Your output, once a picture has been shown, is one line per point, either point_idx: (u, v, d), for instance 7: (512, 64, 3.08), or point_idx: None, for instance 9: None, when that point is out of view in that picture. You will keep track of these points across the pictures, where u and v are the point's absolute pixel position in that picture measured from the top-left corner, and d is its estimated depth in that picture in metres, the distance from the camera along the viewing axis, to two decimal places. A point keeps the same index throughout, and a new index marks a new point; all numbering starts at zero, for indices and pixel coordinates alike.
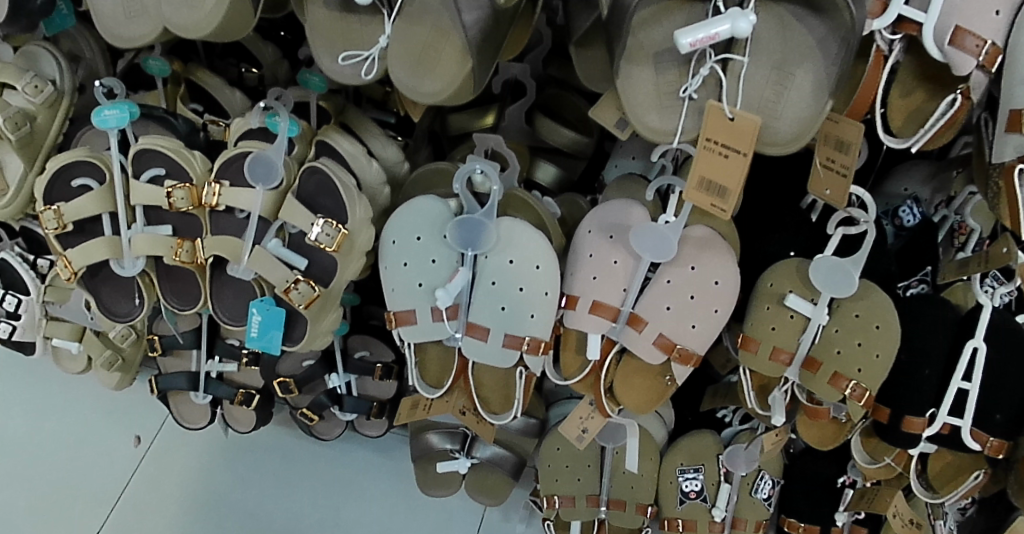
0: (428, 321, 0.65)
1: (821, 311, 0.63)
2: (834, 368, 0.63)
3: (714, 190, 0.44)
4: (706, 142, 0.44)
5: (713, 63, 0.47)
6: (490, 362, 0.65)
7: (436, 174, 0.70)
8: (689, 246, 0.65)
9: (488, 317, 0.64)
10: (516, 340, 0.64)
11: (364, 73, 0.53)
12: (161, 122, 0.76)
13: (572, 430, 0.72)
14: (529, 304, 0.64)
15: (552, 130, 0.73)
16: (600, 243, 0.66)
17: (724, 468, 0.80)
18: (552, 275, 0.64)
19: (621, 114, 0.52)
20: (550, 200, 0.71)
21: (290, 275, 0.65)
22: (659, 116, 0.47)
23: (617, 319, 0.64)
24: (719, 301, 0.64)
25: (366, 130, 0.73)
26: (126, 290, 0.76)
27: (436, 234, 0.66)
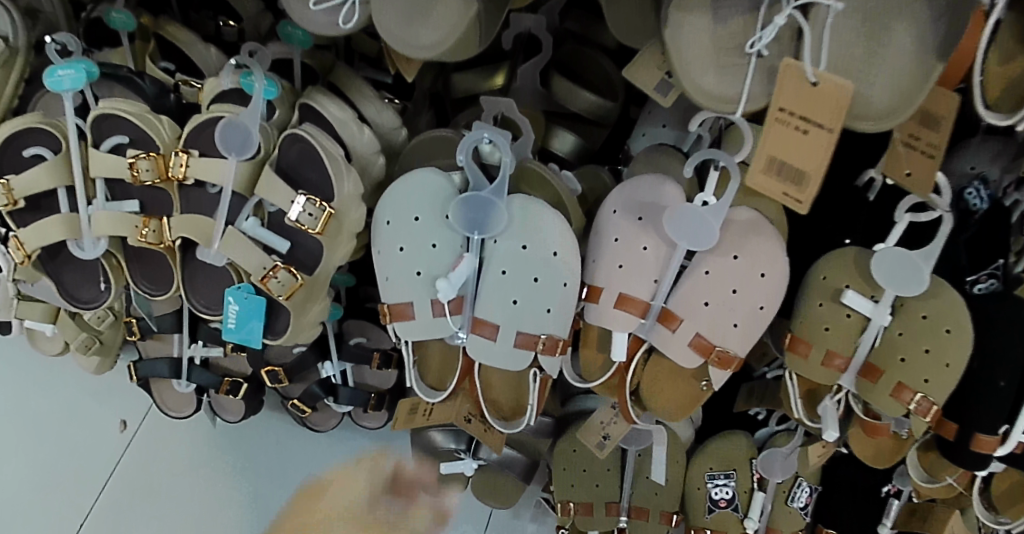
0: (427, 317, 0.56)
1: (884, 311, 0.54)
2: (897, 376, 0.54)
3: (786, 173, 0.40)
4: (779, 113, 0.39)
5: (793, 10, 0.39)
6: (498, 363, 0.56)
7: (435, 142, 0.60)
8: (732, 231, 0.55)
9: (497, 311, 0.55)
10: (530, 339, 0.55)
11: (343, 22, 0.44)
12: (126, 83, 0.66)
13: (592, 436, 0.65)
14: (545, 297, 0.56)
15: (570, 93, 0.64)
16: (628, 226, 0.56)
17: (758, 474, 0.72)
18: (571, 263, 0.56)
19: (665, 74, 0.45)
20: (569, 174, 0.61)
21: (268, 261, 0.57)
22: (715, 77, 0.41)
23: (646, 315, 0.56)
24: (765, 295, 0.55)
25: (356, 91, 0.63)
26: (90, 275, 0.68)
27: (438, 214, 0.57)
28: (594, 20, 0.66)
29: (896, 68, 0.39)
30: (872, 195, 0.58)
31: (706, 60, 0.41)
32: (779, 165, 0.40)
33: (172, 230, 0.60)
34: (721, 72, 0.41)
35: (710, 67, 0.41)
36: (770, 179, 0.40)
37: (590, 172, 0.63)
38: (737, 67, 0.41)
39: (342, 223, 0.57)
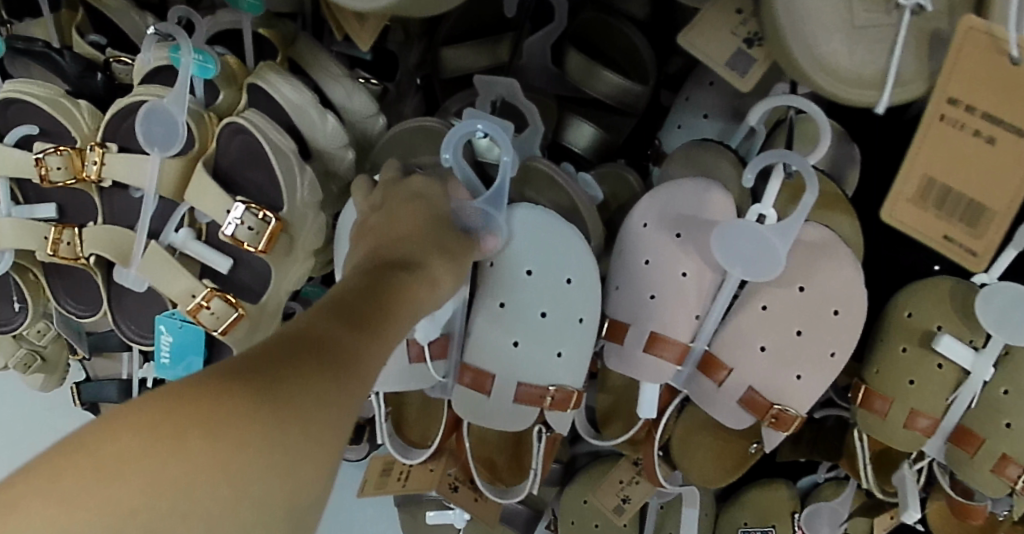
0: (402, 364, 0.45)
1: (987, 363, 0.42)
2: (1001, 447, 0.42)
3: (951, 204, 0.29)
4: (943, 110, 0.28)
5: None
6: (488, 422, 0.46)
7: (418, 133, 0.47)
8: (795, 255, 0.43)
9: (495, 355, 0.44)
10: (533, 393, 0.44)
11: None
12: (42, 60, 0.54)
13: (609, 498, 0.55)
14: (554, 337, 0.44)
15: (589, 73, 0.51)
16: (662, 245, 0.44)
17: (801, 530, 0.61)
18: (584, 292, 0.43)
19: (744, 42, 0.35)
20: (587, 177, 0.47)
21: (197, 287, 0.45)
22: (846, 45, 0.30)
23: (683, 361, 0.44)
24: (837, 339, 0.43)
25: (320, 69, 0.50)
26: (1, 293, 0.57)
27: None
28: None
29: None
30: None
31: (818, 20, 0.30)
32: (939, 190, 0.29)
33: (84, 247, 0.49)
34: (851, 42, 0.30)
35: (836, 28, 0.30)
36: (921, 215, 0.30)
37: (612, 172, 0.50)
38: (881, 32, 0.31)
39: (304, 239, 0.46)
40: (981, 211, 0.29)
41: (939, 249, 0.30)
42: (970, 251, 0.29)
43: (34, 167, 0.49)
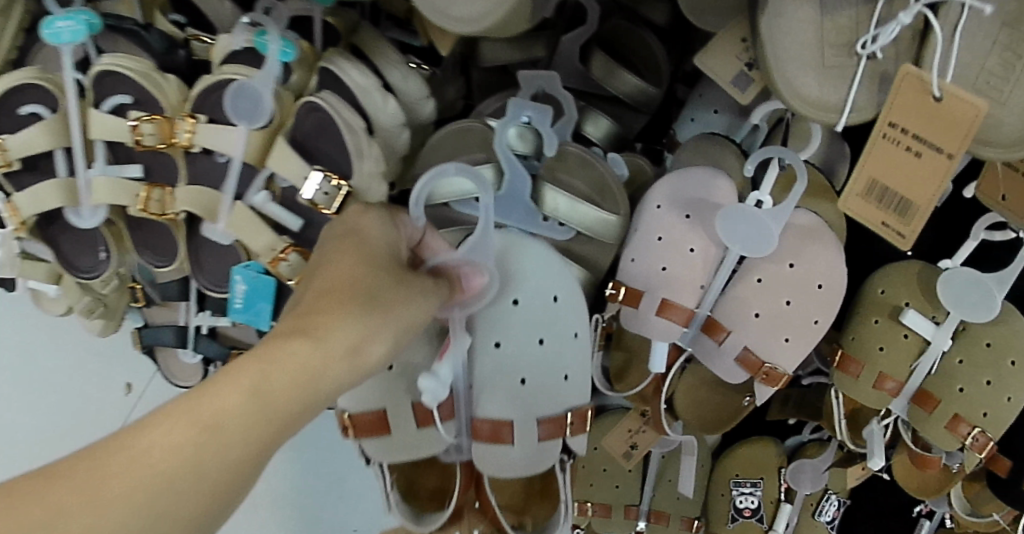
0: (408, 428, 0.46)
1: (946, 335, 0.49)
2: (954, 408, 0.50)
3: (888, 199, 0.36)
4: (887, 126, 0.35)
5: (921, 9, 0.34)
6: (524, 469, 0.46)
7: (458, 138, 0.50)
8: (788, 236, 0.50)
9: (507, 402, 0.46)
10: (554, 422, 0.47)
11: None
12: (131, 36, 0.61)
13: (619, 445, 0.63)
14: (560, 361, 0.48)
15: (613, 74, 0.57)
16: (673, 224, 0.51)
17: (786, 483, 0.69)
18: (564, 318, 0.48)
19: (744, 65, 0.42)
20: (615, 156, 0.54)
21: (277, 242, 0.53)
22: (817, 81, 0.36)
23: (689, 325, 0.51)
24: (820, 308, 0.50)
25: (380, 55, 0.56)
26: (87, 243, 0.64)
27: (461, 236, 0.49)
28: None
29: None
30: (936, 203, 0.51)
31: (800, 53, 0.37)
32: (879, 189, 0.36)
33: (174, 203, 0.56)
34: (821, 78, 0.36)
35: (810, 68, 0.36)
36: (865, 206, 0.37)
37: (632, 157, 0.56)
38: (843, 71, 0.36)
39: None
40: (909, 206, 0.35)
41: (877, 232, 0.37)
42: (898, 236, 0.36)
43: (130, 132, 0.57)
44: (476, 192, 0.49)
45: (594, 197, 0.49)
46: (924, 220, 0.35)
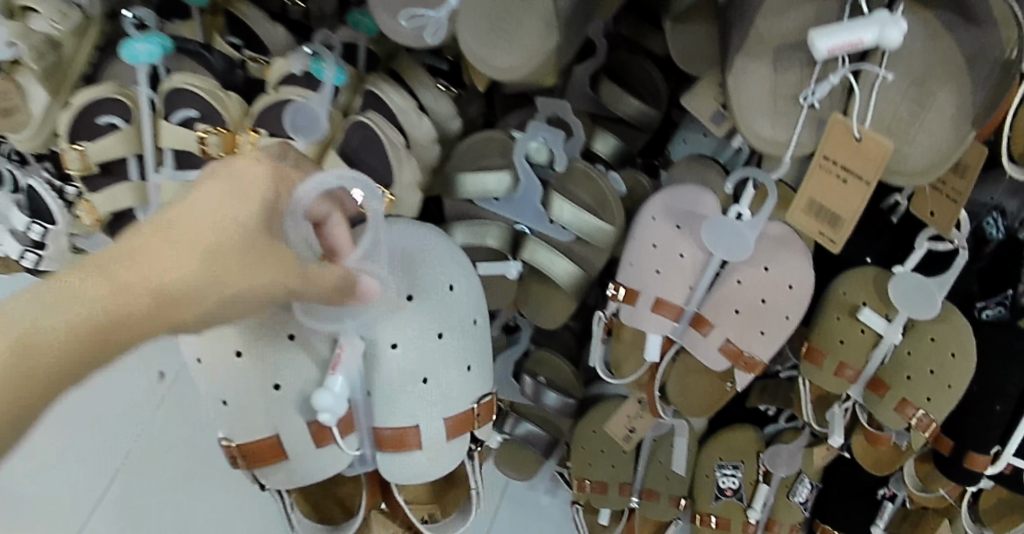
0: (308, 447, 0.51)
1: (896, 330, 0.58)
2: (902, 393, 0.58)
3: (823, 215, 0.47)
4: (822, 160, 0.45)
5: (846, 71, 0.44)
6: (422, 477, 0.53)
7: (483, 144, 0.57)
8: (763, 244, 0.58)
9: (411, 408, 0.51)
10: (463, 417, 0.53)
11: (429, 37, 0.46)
12: (196, 56, 0.69)
13: (619, 429, 0.73)
14: (464, 354, 0.53)
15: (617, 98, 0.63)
16: (666, 232, 0.60)
17: (764, 467, 0.77)
18: (456, 312, 0.53)
19: (720, 106, 0.51)
20: (615, 175, 0.62)
21: None
22: (770, 122, 0.46)
23: (679, 319, 0.60)
24: (790, 306, 0.59)
25: (416, 80, 0.64)
26: None
27: (478, 233, 0.59)
28: (645, 25, 0.63)
29: (937, 133, 0.44)
30: (895, 217, 0.60)
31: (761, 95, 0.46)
32: (817, 207, 0.47)
33: None
34: (775, 120, 0.46)
35: (766, 112, 0.46)
36: (807, 220, 0.48)
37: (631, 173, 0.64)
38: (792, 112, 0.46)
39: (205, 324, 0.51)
40: (838, 218, 0.46)
41: (815, 239, 0.48)
42: (830, 241, 0.47)
43: (197, 142, 0.64)
44: (496, 193, 0.57)
45: (595, 209, 0.56)
46: (849, 228, 0.46)
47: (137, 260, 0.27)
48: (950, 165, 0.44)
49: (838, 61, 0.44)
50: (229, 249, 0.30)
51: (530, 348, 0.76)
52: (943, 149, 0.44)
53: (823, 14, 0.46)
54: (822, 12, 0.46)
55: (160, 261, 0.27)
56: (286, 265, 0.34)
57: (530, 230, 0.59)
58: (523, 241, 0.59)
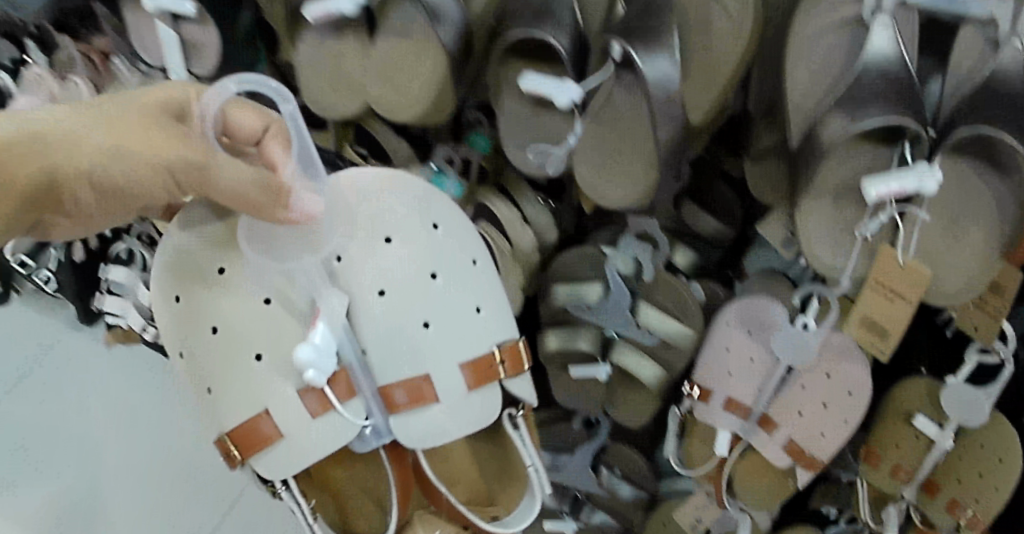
0: (308, 422, 0.60)
1: (947, 436, 0.62)
2: (953, 494, 0.63)
3: (876, 329, 0.58)
4: (876, 281, 0.56)
5: (893, 211, 0.55)
6: (438, 437, 0.63)
7: (579, 257, 0.67)
8: (825, 352, 0.66)
9: (417, 361, 0.62)
10: (472, 366, 0.63)
11: (554, 170, 0.61)
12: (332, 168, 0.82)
13: (687, 519, 0.79)
14: (468, 298, 0.64)
15: (695, 216, 0.67)
16: (739, 339, 0.67)
17: None
18: (403, 233, 0.63)
19: (788, 233, 0.64)
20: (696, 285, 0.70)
21: None
22: (830, 248, 0.59)
23: (747, 418, 0.67)
24: (850, 411, 0.65)
25: (520, 194, 0.70)
26: None
27: (573, 335, 0.68)
28: (723, 150, 0.67)
29: (969, 262, 0.54)
30: (949, 331, 0.66)
31: (820, 223, 0.59)
32: (870, 321, 0.58)
33: None
34: (834, 240, 0.59)
35: (824, 238, 0.59)
36: (864, 333, 0.59)
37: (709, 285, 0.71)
38: (846, 239, 0.58)
39: (186, 310, 0.63)
40: (888, 331, 0.57)
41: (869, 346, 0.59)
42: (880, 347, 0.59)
43: None
44: (588, 300, 0.66)
45: (677, 314, 0.64)
46: (897, 337, 0.58)
47: (45, 129, 0.44)
48: (978, 289, 0.54)
49: (886, 204, 0.55)
50: (133, 139, 0.47)
51: (608, 442, 0.82)
52: (972, 274, 0.54)
53: (875, 164, 0.57)
54: (874, 162, 0.57)
55: (76, 133, 0.45)
56: (177, 154, 0.48)
57: (618, 334, 0.67)
58: (612, 343, 0.68)
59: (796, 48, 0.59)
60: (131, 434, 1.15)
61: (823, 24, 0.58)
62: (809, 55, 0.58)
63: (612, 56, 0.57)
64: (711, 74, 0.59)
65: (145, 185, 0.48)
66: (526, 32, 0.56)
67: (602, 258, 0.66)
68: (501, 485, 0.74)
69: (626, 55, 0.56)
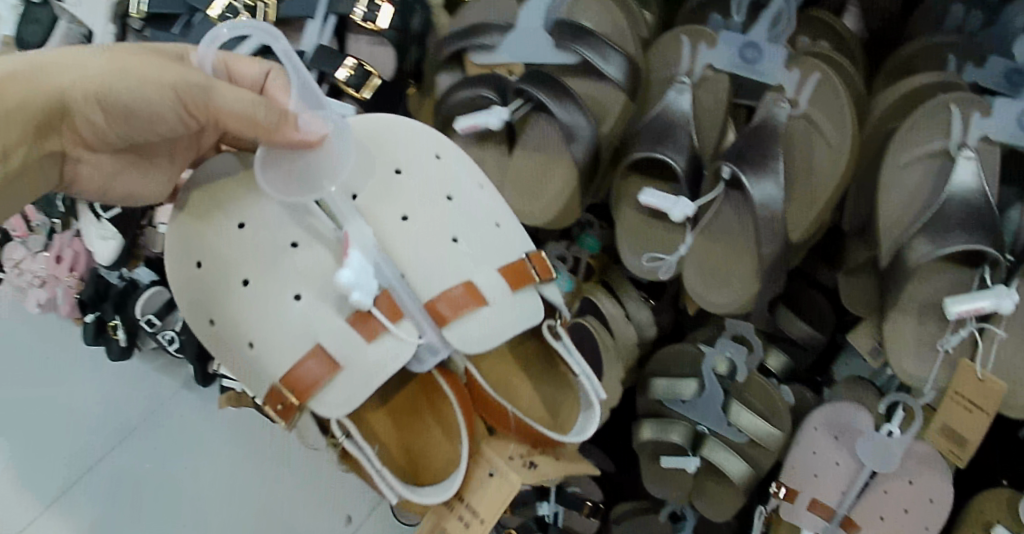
0: (358, 346, 0.53)
1: None
2: None
3: (955, 439, 0.62)
4: (955, 393, 0.60)
5: (973, 328, 0.60)
6: (493, 339, 0.54)
7: (676, 355, 0.75)
8: (910, 460, 0.69)
9: (451, 271, 0.55)
10: (508, 268, 0.57)
11: (662, 272, 0.67)
12: None
13: None
14: (489, 214, 0.60)
15: (790, 322, 0.73)
16: (824, 442, 0.71)
17: None
18: (420, 170, 0.60)
19: (876, 342, 0.68)
20: (783, 387, 0.75)
21: None
22: (916, 362, 0.62)
23: (830, 519, 0.69)
24: (931, 519, 0.68)
25: (623, 290, 0.77)
26: None
27: (666, 424, 0.73)
28: (818, 261, 0.74)
29: None
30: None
31: (906, 335, 0.63)
32: (948, 430, 0.62)
33: None
34: (918, 352, 0.63)
35: (910, 351, 0.63)
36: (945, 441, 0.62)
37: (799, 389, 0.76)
38: (932, 352, 0.62)
39: (206, 277, 0.59)
40: (966, 440, 0.61)
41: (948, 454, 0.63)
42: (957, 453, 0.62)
43: None
44: (683, 395, 0.73)
45: (768, 415, 0.70)
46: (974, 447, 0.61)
47: (46, 61, 0.48)
48: None
49: (966, 320, 0.60)
50: (106, 62, 0.50)
51: None
52: None
53: (959, 283, 0.63)
54: (957, 281, 0.64)
55: (61, 60, 0.49)
56: (173, 73, 0.50)
57: (710, 431, 0.72)
58: (702, 439, 0.72)
59: (891, 176, 0.63)
60: (163, 472, 1.05)
61: (918, 153, 0.63)
62: (903, 183, 0.63)
63: (723, 176, 0.64)
64: (811, 196, 0.65)
65: (151, 98, 0.50)
66: (650, 153, 0.64)
67: (700, 355, 0.73)
68: (545, 388, 0.63)
69: (734, 176, 0.65)
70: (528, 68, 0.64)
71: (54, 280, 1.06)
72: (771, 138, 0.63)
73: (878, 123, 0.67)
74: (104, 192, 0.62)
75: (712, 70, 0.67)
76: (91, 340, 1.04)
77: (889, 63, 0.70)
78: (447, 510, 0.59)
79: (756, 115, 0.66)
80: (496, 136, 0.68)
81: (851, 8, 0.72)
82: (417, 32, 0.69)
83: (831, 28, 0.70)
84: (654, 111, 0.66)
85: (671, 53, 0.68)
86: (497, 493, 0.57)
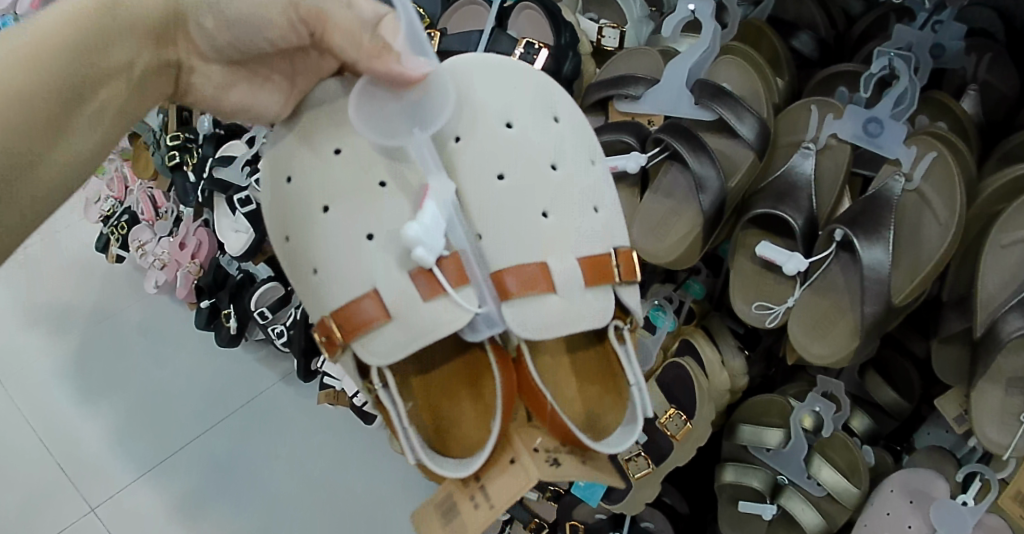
0: (415, 298, 0.52)
1: None
2: None
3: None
4: None
5: None
6: (562, 327, 0.53)
7: (769, 404, 0.87)
8: (982, 529, 0.72)
9: (528, 228, 0.55)
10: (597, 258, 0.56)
11: (768, 321, 0.73)
12: None
13: None
14: (593, 174, 0.59)
15: (877, 386, 0.84)
16: (901, 505, 0.76)
17: None
18: (529, 130, 0.58)
19: (961, 409, 0.72)
20: (867, 448, 0.82)
21: (633, 449, 0.81)
22: (996, 428, 0.65)
23: None
24: None
25: (722, 337, 0.86)
26: None
27: (751, 470, 0.83)
28: (911, 332, 0.81)
29: None
30: None
31: (989, 405, 0.67)
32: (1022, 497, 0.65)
33: None
34: (998, 421, 0.66)
35: (990, 422, 0.66)
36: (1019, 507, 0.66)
37: (880, 452, 0.83)
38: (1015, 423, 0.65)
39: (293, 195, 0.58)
40: None
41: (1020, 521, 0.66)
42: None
43: None
44: (769, 443, 0.83)
45: (848, 472, 0.80)
46: None
47: None
48: None
49: None
50: None
51: None
52: None
53: None
54: None
55: None
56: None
57: (791, 481, 0.82)
58: (781, 489, 0.82)
59: (992, 255, 0.66)
60: (250, 456, 1.18)
61: (1022, 236, 0.65)
62: (1004, 262, 0.65)
63: (835, 238, 0.69)
64: (917, 264, 0.67)
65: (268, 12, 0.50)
66: (769, 209, 0.70)
67: (789, 408, 0.85)
68: (598, 387, 0.60)
69: (847, 239, 0.69)
70: (668, 122, 0.69)
71: (177, 267, 1.34)
72: (885, 209, 0.68)
73: (984, 206, 0.69)
74: (218, 104, 0.57)
75: (836, 139, 0.73)
76: (202, 324, 1.29)
77: (1001, 149, 0.72)
78: (461, 486, 0.56)
79: (873, 186, 0.70)
80: (630, 179, 0.75)
81: (970, 92, 0.75)
82: (567, 75, 0.75)
83: (951, 110, 0.74)
84: (779, 173, 0.73)
85: (800, 121, 0.75)
86: (516, 482, 0.53)
